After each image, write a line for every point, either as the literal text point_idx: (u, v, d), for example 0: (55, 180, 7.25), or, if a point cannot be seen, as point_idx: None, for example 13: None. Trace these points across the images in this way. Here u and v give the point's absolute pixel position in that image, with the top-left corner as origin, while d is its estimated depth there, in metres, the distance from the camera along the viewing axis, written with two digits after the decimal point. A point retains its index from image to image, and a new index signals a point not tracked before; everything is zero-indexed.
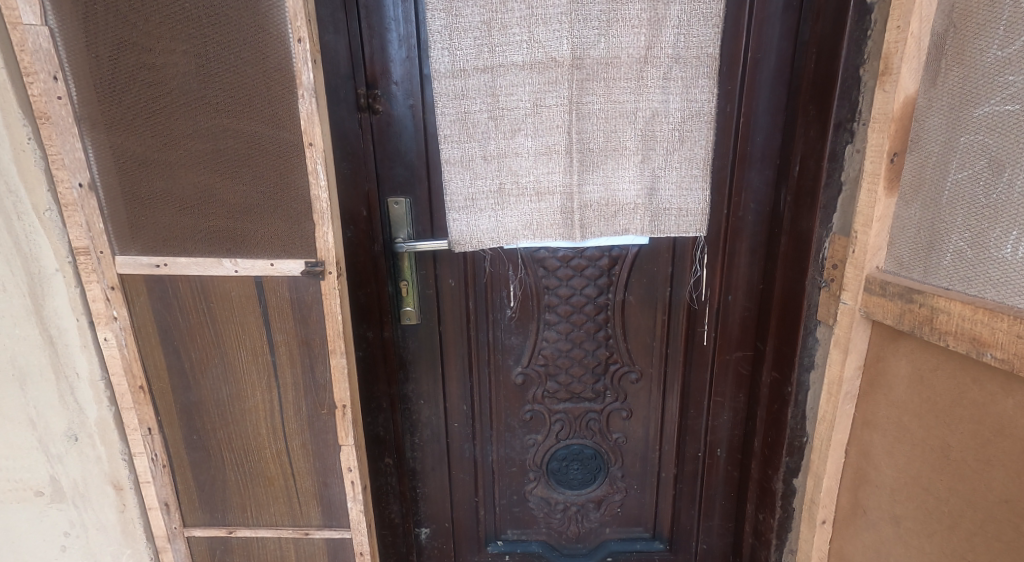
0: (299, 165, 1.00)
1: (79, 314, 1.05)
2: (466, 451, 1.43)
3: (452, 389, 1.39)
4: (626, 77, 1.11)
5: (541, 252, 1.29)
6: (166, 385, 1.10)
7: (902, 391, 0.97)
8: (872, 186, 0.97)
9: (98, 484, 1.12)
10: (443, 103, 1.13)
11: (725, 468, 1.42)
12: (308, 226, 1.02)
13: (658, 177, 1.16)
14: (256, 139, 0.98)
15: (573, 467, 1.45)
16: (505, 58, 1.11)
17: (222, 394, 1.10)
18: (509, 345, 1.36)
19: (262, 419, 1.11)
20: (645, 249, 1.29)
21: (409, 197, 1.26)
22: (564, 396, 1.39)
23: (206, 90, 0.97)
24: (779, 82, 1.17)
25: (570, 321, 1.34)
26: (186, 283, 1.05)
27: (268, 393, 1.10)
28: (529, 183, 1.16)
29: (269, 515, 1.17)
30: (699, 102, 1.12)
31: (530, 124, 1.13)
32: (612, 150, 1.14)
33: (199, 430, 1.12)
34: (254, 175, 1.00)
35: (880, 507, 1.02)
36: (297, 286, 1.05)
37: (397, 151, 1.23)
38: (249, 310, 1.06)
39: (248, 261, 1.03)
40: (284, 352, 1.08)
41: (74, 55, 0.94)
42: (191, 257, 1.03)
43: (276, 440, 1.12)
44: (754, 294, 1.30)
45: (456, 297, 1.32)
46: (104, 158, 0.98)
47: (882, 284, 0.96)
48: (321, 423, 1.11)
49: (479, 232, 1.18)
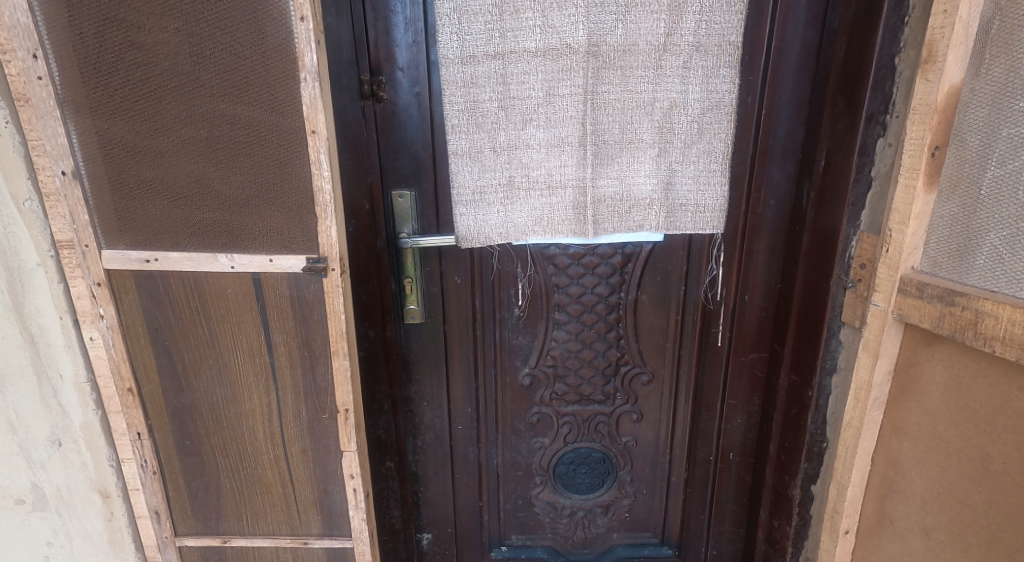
0: (301, 154, 0.90)
1: (63, 312, 0.98)
2: (470, 454, 1.41)
3: (456, 390, 1.36)
4: (644, 66, 1.07)
5: (551, 249, 1.26)
6: (156, 388, 1.00)
7: (937, 399, 0.92)
8: (910, 181, 0.90)
9: (84, 491, 1.05)
10: (451, 91, 1.08)
11: (737, 473, 1.41)
12: (311, 220, 0.93)
13: (675, 171, 1.12)
14: (254, 127, 0.89)
15: (581, 472, 1.42)
16: (518, 45, 1.05)
17: (217, 397, 1.01)
18: (517, 345, 1.33)
19: (259, 424, 1.02)
20: (658, 247, 1.26)
21: (415, 190, 1.21)
22: (572, 398, 1.37)
23: (201, 71, 0.87)
24: (803, 74, 1.11)
25: (581, 321, 1.31)
26: (178, 279, 0.95)
27: (265, 395, 1.01)
28: (541, 177, 1.11)
29: (266, 524, 1.08)
30: (720, 93, 1.08)
31: (542, 114, 1.08)
32: (628, 142, 1.10)
33: (193, 435, 1.03)
34: (252, 163, 0.91)
35: (909, 518, 0.97)
36: (298, 284, 0.95)
37: (402, 141, 1.18)
38: (246, 308, 0.96)
39: (246, 257, 0.94)
40: (283, 353, 0.99)
41: (56, 31, 0.85)
42: (184, 252, 0.94)
43: (274, 446, 1.04)
44: (772, 294, 1.27)
45: (462, 296, 1.29)
46: (89, 145, 0.89)
47: (919, 286, 0.90)
48: (322, 429, 1.02)
49: (487, 228, 1.14)
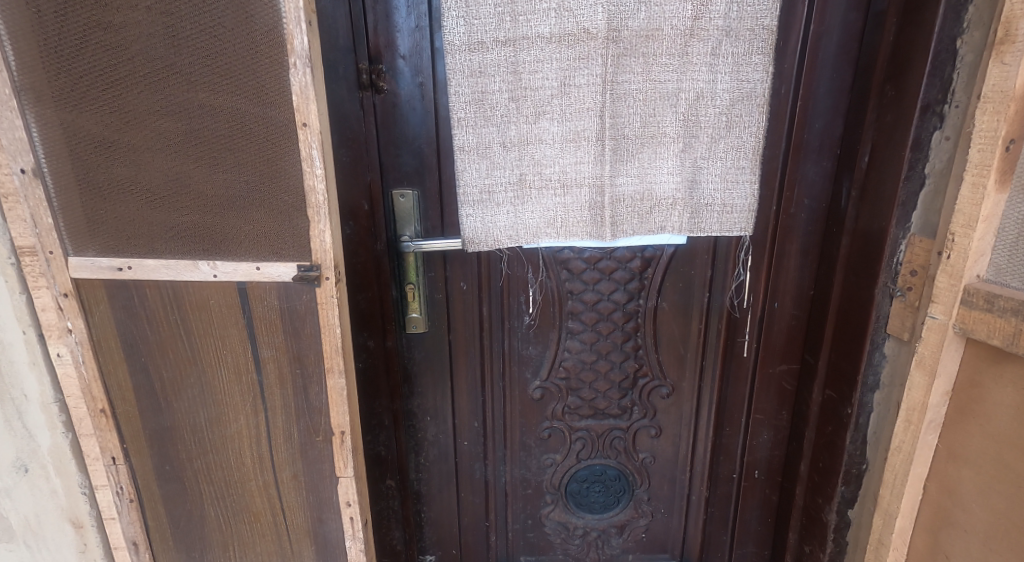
0: (290, 150, 0.80)
1: (26, 326, 0.88)
2: (476, 471, 1.31)
3: (462, 403, 1.26)
4: (669, 52, 0.97)
5: (565, 252, 1.16)
6: (132, 408, 0.90)
7: (1004, 423, 0.82)
8: (979, 178, 0.81)
9: (55, 521, 0.96)
10: (457, 81, 0.98)
11: (762, 491, 1.31)
12: (301, 223, 0.83)
13: (701, 168, 1.02)
14: (237, 119, 0.79)
15: (595, 490, 1.33)
16: (530, 29, 0.96)
17: (199, 419, 0.91)
18: (527, 356, 1.23)
19: (246, 447, 0.93)
20: (680, 250, 1.16)
21: (417, 188, 1.11)
22: (586, 412, 1.27)
23: (177, 56, 0.77)
24: (843, 61, 1.02)
25: (596, 330, 1.21)
26: (154, 289, 0.85)
27: (253, 417, 0.91)
28: (554, 175, 1.02)
29: (254, 555, 0.99)
30: (752, 82, 0.98)
31: (557, 106, 0.99)
32: (649, 136, 1.00)
33: (173, 460, 0.93)
34: (235, 160, 0.80)
35: (967, 554, 0.87)
36: (288, 294, 0.85)
37: (404, 136, 1.08)
38: (231, 321, 0.86)
39: (230, 265, 0.84)
40: (273, 370, 0.89)
41: (11, 10, 0.75)
42: (160, 258, 0.84)
43: (262, 471, 0.94)
44: (803, 301, 1.17)
45: (468, 303, 1.19)
46: (52, 139, 0.79)
47: (988, 298, 0.80)
48: (315, 452, 0.93)
49: (496, 230, 1.04)
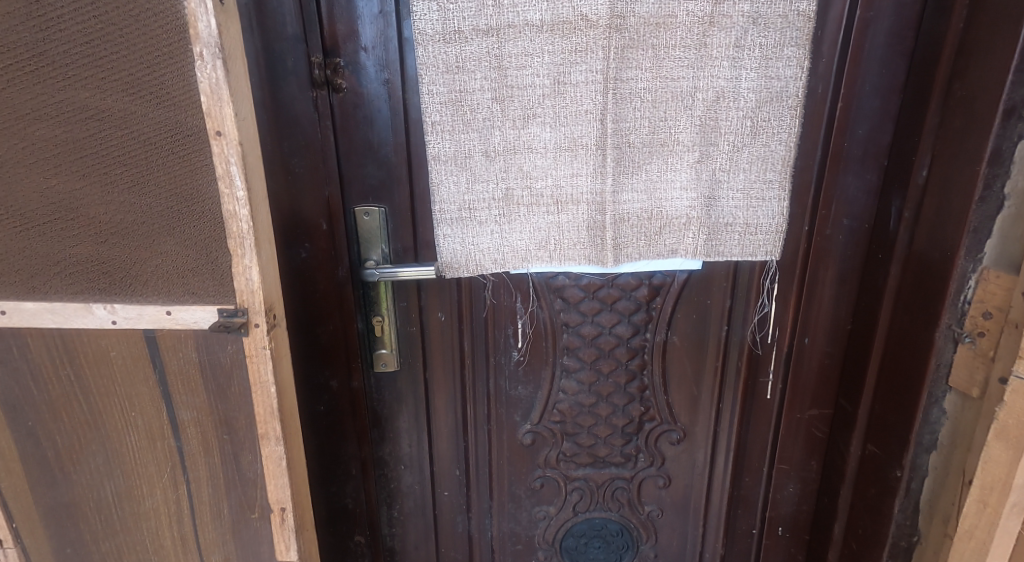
0: (203, 166, 0.63)
1: None
2: (459, 525, 1.14)
3: (441, 450, 1.09)
4: (684, 44, 0.79)
5: (559, 278, 0.98)
6: (21, 481, 0.73)
7: None
8: None
9: None
10: (430, 79, 0.81)
11: (787, 548, 1.14)
12: (223, 257, 0.66)
13: (719, 183, 0.85)
14: (132, 126, 0.62)
15: (594, 547, 1.16)
16: (516, 15, 0.78)
17: (105, 493, 0.74)
18: (516, 397, 1.06)
19: (165, 526, 0.76)
20: (694, 276, 0.99)
21: (385, 204, 0.94)
22: (584, 460, 1.10)
23: (49, 44, 0.60)
24: (895, 54, 0.84)
25: (596, 368, 1.03)
26: (38, 338, 0.68)
27: (172, 490, 0.74)
28: (545, 190, 0.85)
29: None
30: (783, 80, 0.81)
31: (549, 108, 0.81)
32: (659, 144, 0.83)
33: (74, 542, 0.76)
34: (133, 177, 0.64)
35: None
36: (206, 345, 0.68)
37: (368, 142, 0.91)
38: (139, 376, 0.69)
39: (131, 309, 0.67)
40: (194, 435, 0.72)
41: None
42: (43, 299, 0.67)
43: (187, 554, 0.77)
44: (839, 336, 1.00)
45: (446, 336, 1.02)
46: None
47: None
48: (250, 532, 0.76)
49: (478, 254, 0.87)
